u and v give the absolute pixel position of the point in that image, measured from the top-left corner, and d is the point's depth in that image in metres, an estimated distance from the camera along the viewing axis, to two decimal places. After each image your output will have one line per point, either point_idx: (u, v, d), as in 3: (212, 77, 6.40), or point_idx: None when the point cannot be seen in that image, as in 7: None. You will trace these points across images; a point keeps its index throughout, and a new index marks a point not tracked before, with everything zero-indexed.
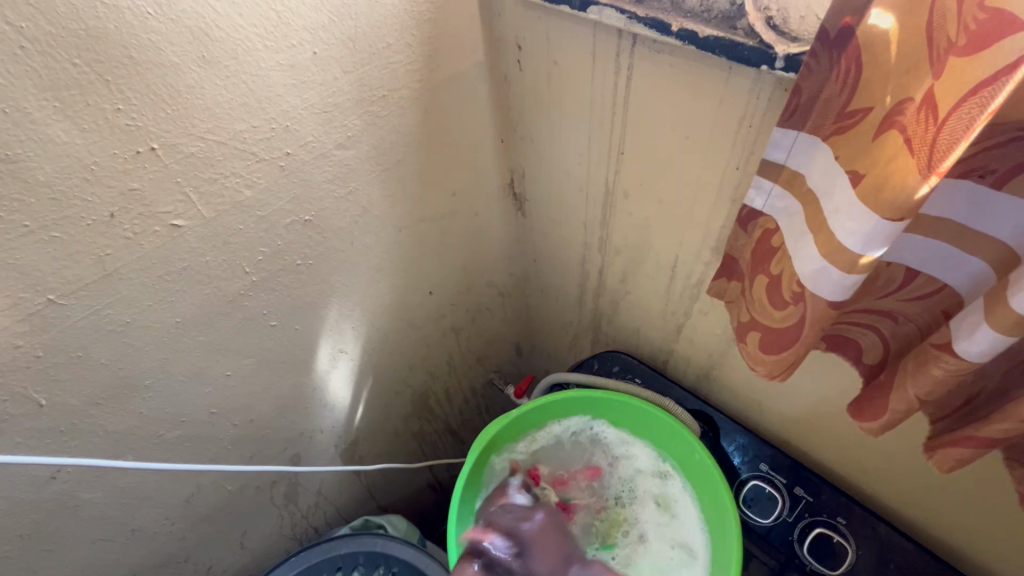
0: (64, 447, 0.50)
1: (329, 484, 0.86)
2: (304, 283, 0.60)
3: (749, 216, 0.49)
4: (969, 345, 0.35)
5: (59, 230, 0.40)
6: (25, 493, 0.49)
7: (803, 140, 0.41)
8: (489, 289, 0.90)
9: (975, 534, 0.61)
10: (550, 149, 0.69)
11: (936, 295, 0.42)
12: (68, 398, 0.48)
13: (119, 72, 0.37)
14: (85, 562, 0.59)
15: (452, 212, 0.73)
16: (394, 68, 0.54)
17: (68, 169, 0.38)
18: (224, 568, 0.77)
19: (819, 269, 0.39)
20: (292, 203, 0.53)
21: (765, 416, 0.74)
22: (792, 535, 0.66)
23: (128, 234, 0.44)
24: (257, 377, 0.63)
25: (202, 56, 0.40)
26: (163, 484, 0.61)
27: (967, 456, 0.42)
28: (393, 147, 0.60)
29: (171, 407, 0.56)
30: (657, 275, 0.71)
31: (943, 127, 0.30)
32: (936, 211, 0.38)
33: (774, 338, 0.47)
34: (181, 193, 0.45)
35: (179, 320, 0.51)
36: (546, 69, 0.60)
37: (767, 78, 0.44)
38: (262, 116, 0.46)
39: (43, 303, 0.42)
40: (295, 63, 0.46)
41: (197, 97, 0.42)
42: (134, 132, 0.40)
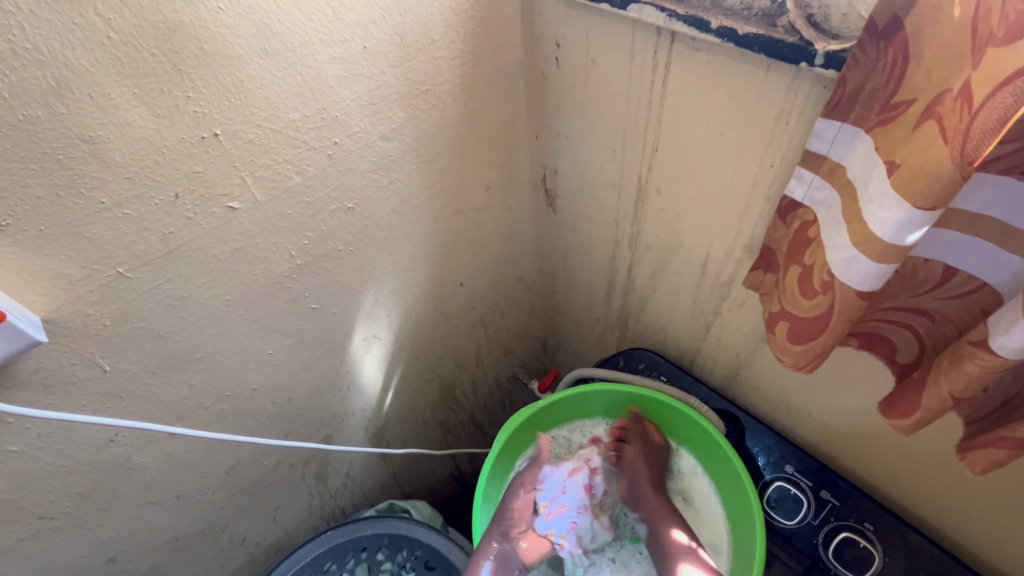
0: (122, 412, 0.53)
1: (358, 466, 0.89)
2: (344, 268, 0.63)
3: (790, 207, 0.50)
4: (1005, 342, 0.35)
5: (131, 207, 0.43)
6: (86, 453, 0.53)
7: (846, 131, 0.41)
8: (518, 283, 0.92)
9: (1010, 546, 0.59)
10: (584, 145, 0.70)
11: (975, 294, 0.42)
12: (129, 365, 0.51)
13: (191, 63, 0.40)
14: (134, 524, 0.62)
15: (485, 205, 0.75)
16: (437, 63, 0.56)
17: (141, 151, 0.41)
18: (258, 540, 0.81)
19: (849, 258, 0.40)
20: (337, 190, 0.56)
21: (793, 419, 0.73)
22: (817, 538, 0.66)
23: (190, 214, 0.47)
24: (296, 357, 0.66)
25: (264, 48, 0.43)
26: (207, 455, 0.64)
27: (1002, 457, 0.42)
28: (433, 140, 0.62)
29: (218, 380, 0.59)
30: (687, 272, 0.71)
31: (977, 116, 0.30)
32: (976, 207, 0.38)
33: (800, 329, 0.47)
34: (238, 176, 0.48)
35: (230, 298, 0.55)
36: (584, 66, 0.62)
37: (806, 76, 0.45)
38: (315, 106, 0.49)
39: (112, 276, 0.45)
40: (347, 56, 0.48)
41: (257, 87, 0.45)
42: (200, 119, 0.43)
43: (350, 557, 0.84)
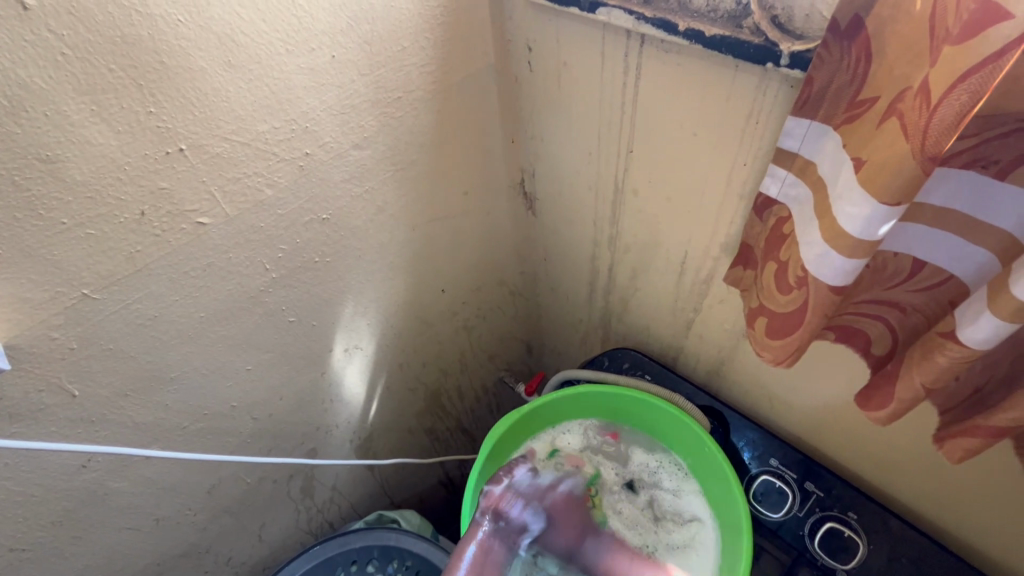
0: (94, 437, 0.52)
1: (344, 479, 0.87)
2: (322, 280, 0.62)
3: (765, 205, 0.51)
4: (973, 333, 0.36)
5: (94, 227, 0.42)
6: (59, 481, 0.51)
7: (815, 129, 0.42)
8: (500, 287, 0.92)
9: (986, 528, 0.61)
10: (560, 148, 0.70)
11: (944, 285, 0.43)
12: (99, 388, 0.50)
13: (151, 77, 0.39)
14: (112, 550, 0.61)
15: (464, 211, 0.75)
16: (408, 70, 0.56)
17: (102, 169, 0.40)
18: (243, 559, 0.79)
19: (821, 254, 0.40)
20: (311, 201, 0.55)
21: (775, 412, 0.74)
22: (802, 530, 0.67)
23: (157, 231, 0.46)
24: (276, 371, 0.65)
25: (228, 61, 0.42)
26: (186, 475, 0.63)
27: (976, 445, 0.42)
28: (407, 147, 0.61)
29: (195, 400, 0.58)
30: (666, 271, 0.72)
31: (934, 113, 0.31)
32: (941, 200, 0.39)
33: (778, 324, 0.48)
34: (207, 192, 0.47)
35: (204, 315, 0.53)
36: (556, 69, 0.61)
37: (773, 76, 0.45)
38: (284, 117, 0.48)
39: (78, 297, 0.44)
40: (314, 66, 0.48)
41: (223, 99, 0.44)
42: (164, 134, 0.42)
43: (339, 570, 0.82)
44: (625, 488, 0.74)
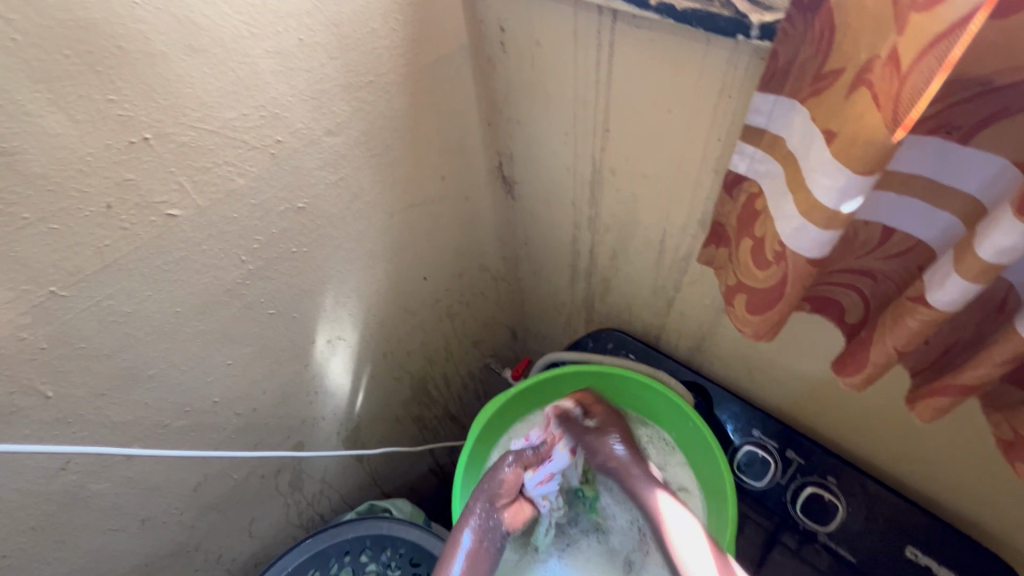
0: (71, 438, 0.50)
1: (334, 471, 0.87)
2: (300, 270, 0.61)
3: (734, 181, 0.52)
4: (940, 295, 0.37)
5: (58, 221, 0.41)
6: (37, 484, 0.50)
7: (783, 104, 0.43)
8: (483, 273, 0.92)
9: (957, 484, 0.63)
10: (537, 130, 0.69)
11: (913, 251, 0.44)
12: (74, 389, 0.48)
13: (109, 63, 0.38)
14: (97, 553, 0.60)
15: (442, 196, 0.74)
16: (379, 53, 0.55)
17: (62, 161, 0.39)
18: (234, 556, 0.78)
19: (799, 227, 0.41)
20: (285, 189, 0.54)
21: (756, 384, 0.76)
22: (786, 496, 0.69)
23: (125, 224, 0.44)
24: (258, 365, 0.64)
25: (190, 44, 0.41)
26: (171, 474, 0.62)
27: (945, 404, 0.44)
28: (381, 133, 0.60)
29: (175, 397, 0.57)
30: (646, 250, 0.72)
31: (905, 82, 0.31)
32: (907, 168, 0.40)
33: (758, 300, 0.48)
34: (175, 182, 0.45)
35: (180, 310, 0.52)
36: (529, 49, 0.61)
37: (744, 49, 0.45)
38: (252, 104, 0.47)
39: (45, 295, 0.43)
40: (281, 50, 0.46)
41: (186, 85, 0.42)
42: (127, 123, 0.41)
43: (333, 562, 0.82)
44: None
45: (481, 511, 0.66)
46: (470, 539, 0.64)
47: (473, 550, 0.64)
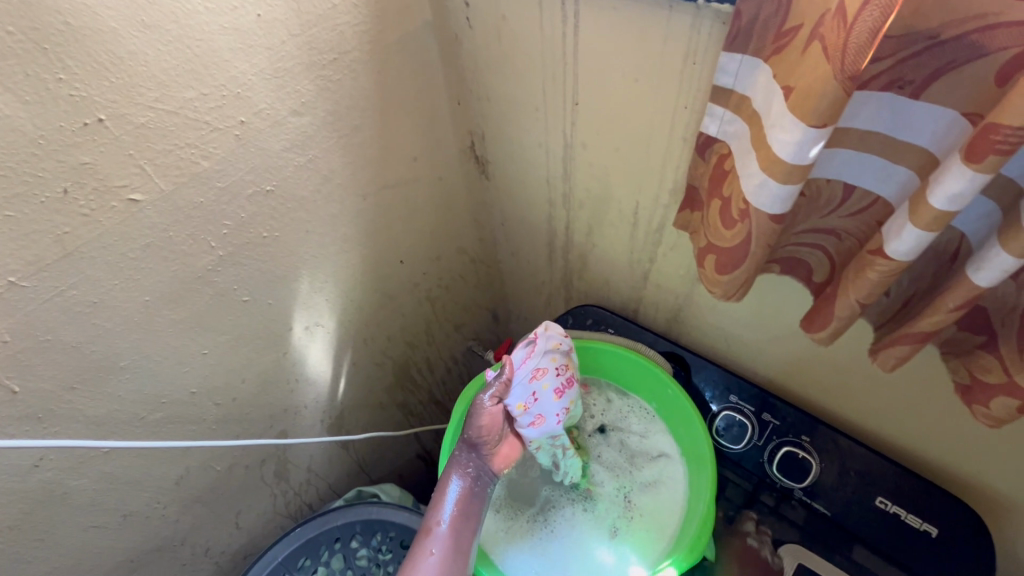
0: (43, 433, 0.49)
1: (319, 459, 0.87)
2: (273, 256, 0.60)
3: (706, 144, 0.53)
4: (897, 245, 0.38)
5: (13, 208, 0.39)
6: (9, 483, 0.49)
7: (747, 63, 0.44)
8: (461, 256, 0.91)
9: (922, 434, 0.66)
10: (507, 107, 0.69)
11: (872, 208, 0.45)
12: (41, 383, 0.47)
13: (55, 40, 0.37)
14: (79, 551, 0.59)
15: (415, 177, 0.74)
16: (342, 29, 0.54)
17: (13, 144, 0.37)
18: (222, 548, 0.78)
19: (760, 184, 0.42)
20: (252, 172, 0.53)
21: (732, 351, 0.78)
22: (762, 457, 0.72)
23: (85, 210, 0.43)
24: (235, 354, 0.63)
25: (141, 20, 0.40)
26: (151, 467, 0.61)
27: (906, 352, 0.46)
28: (349, 112, 0.59)
29: (150, 389, 0.56)
30: (621, 224, 0.73)
31: (851, 31, 0.31)
32: (864, 124, 0.41)
33: (725, 259, 0.49)
34: (135, 165, 0.44)
35: (149, 299, 0.51)
36: (495, 24, 0.61)
37: (706, 13, 0.46)
38: (211, 83, 0.46)
39: (5, 286, 0.42)
40: (239, 26, 0.45)
41: (140, 64, 0.41)
42: (79, 103, 0.39)
43: (323, 550, 0.82)
44: (598, 432, 0.77)
45: (466, 458, 0.65)
46: (458, 486, 0.63)
47: (464, 495, 0.63)
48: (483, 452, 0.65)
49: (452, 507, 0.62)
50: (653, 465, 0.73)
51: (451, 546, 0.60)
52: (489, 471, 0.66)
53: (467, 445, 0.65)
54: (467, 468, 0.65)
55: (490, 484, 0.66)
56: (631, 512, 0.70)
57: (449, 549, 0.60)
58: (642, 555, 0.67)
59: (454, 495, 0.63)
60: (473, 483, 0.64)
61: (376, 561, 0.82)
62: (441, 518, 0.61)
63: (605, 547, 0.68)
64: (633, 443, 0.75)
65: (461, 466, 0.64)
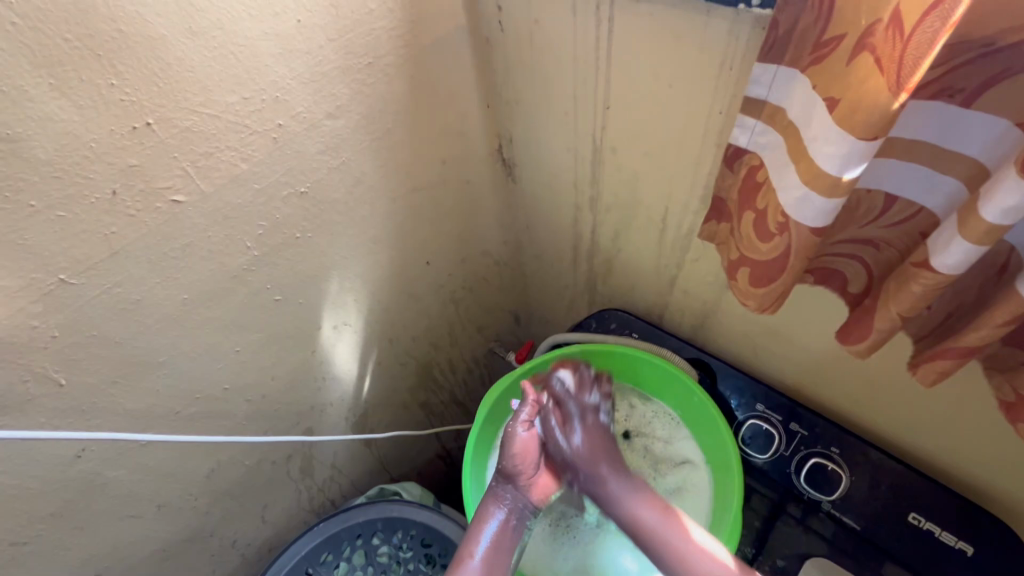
0: (86, 425, 0.51)
1: (343, 456, 0.88)
2: (305, 256, 0.61)
3: (736, 155, 0.52)
4: (943, 258, 0.38)
5: (65, 208, 0.41)
6: (53, 472, 0.51)
7: (782, 73, 0.43)
8: (485, 258, 0.92)
9: (958, 450, 0.65)
10: (536, 111, 0.69)
11: (914, 218, 0.44)
12: (86, 376, 0.49)
13: (110, 46, 0.38)
14: (114, 539, 0.61)
15: (443, 180, 0.74)
16: (377, 33, 0.54)
17: (67, 146, 0.39)
18: (248, 541, 0.80)
19: (802, 197, 0.41)
20: (287, 174, 0.54)
21: (760, 359, 0.77)
22: (789, 467, 0.70)
23: (131, 211, 0.44)
24: (266, 351, 0.64)
25: (189, 27, 0.41)
26: (184, 460, 0.62)
27: (949, 367, 0.44)
28: (382, 116, 0.60)
29: (186, 384, 0.58)
30: (648, 229, 0.73)
31: (909, 42, 0.31)
32: (910, 132, 0.40)
33: (761, 272, 0.49)
34: (179, 167, 0.46)
35: (187, 297, 0.53)
36: (527, 28, 0.61)
37: (745, 18, 0.45)
38: (252, 87, 0.47)
39: (55, 283, 0.43)
40: (280, 32, 0.46)
41: (187, 69, 0.42)
42: (129, 108, 0.41)
43: (345, 546, 0.83)
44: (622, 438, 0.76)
45: (503, 491, 0.66)
46: (495, 521, 0.64)
47: (499, 531, 0.64)
48: (519, 484, 0.66)
49: (487, 543, 0.63)
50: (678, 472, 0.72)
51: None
52: (526, 504, 0.66)
53: (504, 476, 0.66)
54: (503, 503, 0.65)
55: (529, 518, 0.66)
56: None
57: None
58: None
59: (488, 532, 0.64)
60: (508, 519, 0.65)
61: (397, 558, 0.83)
62: (475, 552, 0.63)
63: (627, 553, 0.68)
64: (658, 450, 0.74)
65: (499, 499, 0.65)
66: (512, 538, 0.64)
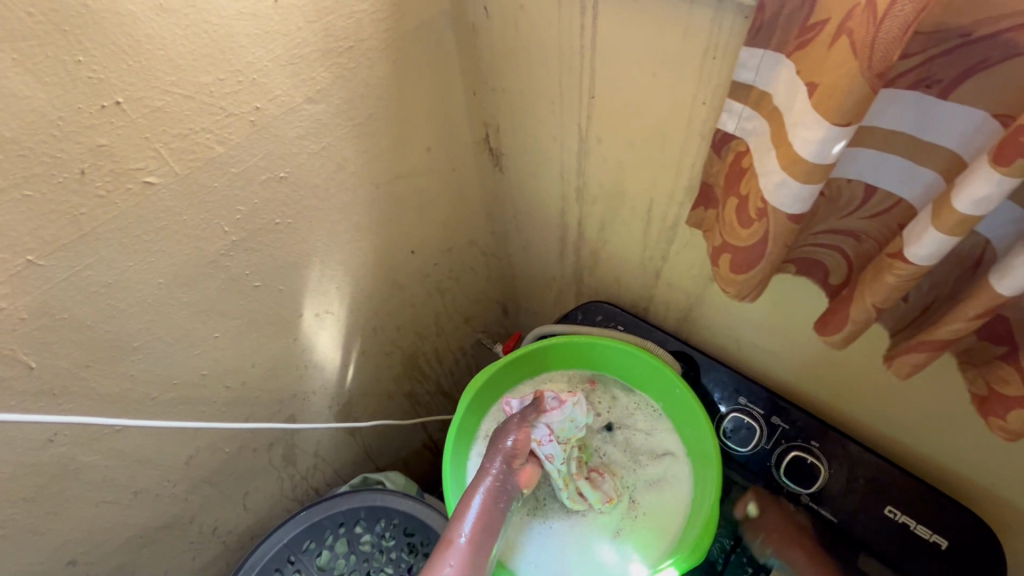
0: (57, 409, 0.50)
1: (326, 445, 0.88)
2: (285, 242, 0.61)
3: (722, 141, 0.52)
4: (917, 249, 0.37)
5: (32, 187, 0.40)
6: (25, 456, 0.51)
7: (769, 59, 0.43)
8: (472, 248, 0.91)
9: (935, 444, 0.65)
10: (522, 99, 0.69)
11: (893, 211, 0.44)
12: (58, 360, 0.48)
13: (75, 22, 0.37)
14: (91, 524, 0.60)
15: (429, 168, 0.73)
16: (358, 17, 0.53)
17: (32, 125, 0.38)
18: (230, 528, 0.80)
19: (778, 183, 0.41)
20: (266, 158, 0.53)
21: (743, 353, 0.77)
22: (770, 460, 0.70)
23: (101, 191, 0.44)
24: (245, 338, 0.64)
25: (159, 4, 0.40)
26: (162, 446, 0.62)
27: (921, 360, 0.45)
28: (364, 101, 0.59)
29: (162, 369, 0.57)
30: (634, 220, 0.72)
31: (881, 25, 0.30)
32: (887, 123, 0.40)
33: (740, 259, 0.48)
34: (152, 149, 0.45)
35: (162, 281, 0.52)
36: (513, 15, 0.60)
37: (728, 7, 0.45)
38: (228, 68, 0.46)
39: (23, 264, 0.42)
40: (256, 12, 0.45)
41: (158, 48, 0.41)
42: (98, 86, 0.40)
43: (327, 534, 0.83)
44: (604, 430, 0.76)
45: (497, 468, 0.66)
46: (484, 498, 0.64)
47: (488, 508, 0.63)
48: (513, 465, 0.66)
49: (475, 520, 0.62)
50: (657, 464, 0.73)
51: (472, 560, 0.60)
52: (515, 488, 0.66)
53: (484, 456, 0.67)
54: (496, 480, 0.65)
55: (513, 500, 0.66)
56: (635, 511, 0.70)
57: (469, 565, 0.60)
58: (644, 552, 0.67)
59: (477, 506, 0.63)
60: (498, 494, 0.65)
61: (379, 547, 0.83)
62: (463, 531, 0.61)
63: (607, 544, 0.69)
64: (639, 442, 0.75)
65: (490, 474, 0.65)
66: (497, 520, 0.64)
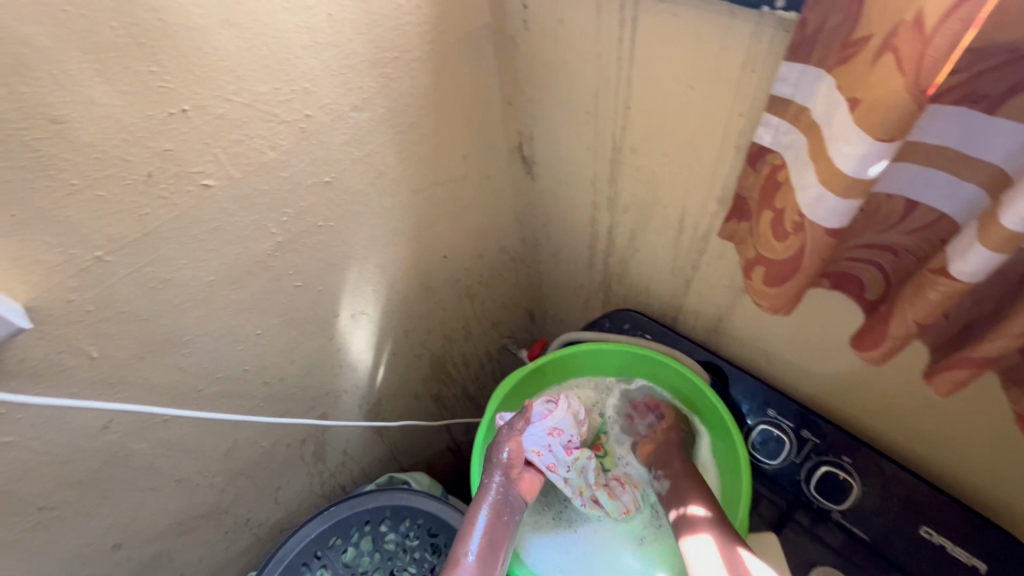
0: (113, 397, 0.53)
1: (355, 443, 0.90)
2: (327, 245, 0.63)
3: (758, 154, 0.52)
4: (962, 265, 0.37)
5: (104, 188, 0.43)
6: (82, 441, 0.54)
7: (809, 73, 0.44)
8: (501, 254, 0.93)
9: (973, 465, 0.63)
10: (558, 109, 0.70)
11: (935, 225, 0.44)
12: (116, 351, 0.51)
13: (151, 36, 0.40)
14: (136, 509, 0.63)
15: (463, 175, 0.75)
16: (404, 29, 0.55)
17: (108, 130, 0.41)
18: (261, 520, 0.82)
19: (817, 197, 0.41)
20: (313, 163, 0.56)
21: (773, 365, 0.76)
22: (799, 475, 0.70)
23: (164, 193, 0.46)
24: (285, 336, 0.66)
25: (226, 19, 0.43)
26: (204, 438, 0.65)
27: (965, 377, 0.44)
28: (406, 110, 0.61)
29: (209, 363, 0.60)
30: (665, 230, 0.73)
31: (929, 43, 0.31)
32: (930, 138, 0.40)
33: (776, 272, 0.49)
34: (211, 153, 0.47)
35: (213, 279, 0.55)
36: (552, 27, 0.61)
37: (769, 21, 0.46)
38: (283, 78, 0.48)
39: (92, 260, 0.45)
40: (312, 25, 0.48)
41: (222, 59, 0.44)
42: (167, 94, 0.42)
43: (354, 531, 0.85)
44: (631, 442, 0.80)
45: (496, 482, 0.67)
46: (488, 511, 0.65)
47: (493, 521, 0.65)
48: (512, 476, 0.67)
49: (482, 533, 0.64)
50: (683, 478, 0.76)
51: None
52: (516, 498, 0.67)
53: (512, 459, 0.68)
54: (497, 493, 0.66)
55: (517, 509, 0.68)
56: (658, 521, 0.74)
57: None
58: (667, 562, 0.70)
59: (482, 520, 0.64)
60: (501, 506, 0.66)
61: (403, 546, 0.85)
62: (470, 548, 0.63)
63: (631, 552, 0.72)
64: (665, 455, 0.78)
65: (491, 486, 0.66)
66: (502, 530, 0.65)
